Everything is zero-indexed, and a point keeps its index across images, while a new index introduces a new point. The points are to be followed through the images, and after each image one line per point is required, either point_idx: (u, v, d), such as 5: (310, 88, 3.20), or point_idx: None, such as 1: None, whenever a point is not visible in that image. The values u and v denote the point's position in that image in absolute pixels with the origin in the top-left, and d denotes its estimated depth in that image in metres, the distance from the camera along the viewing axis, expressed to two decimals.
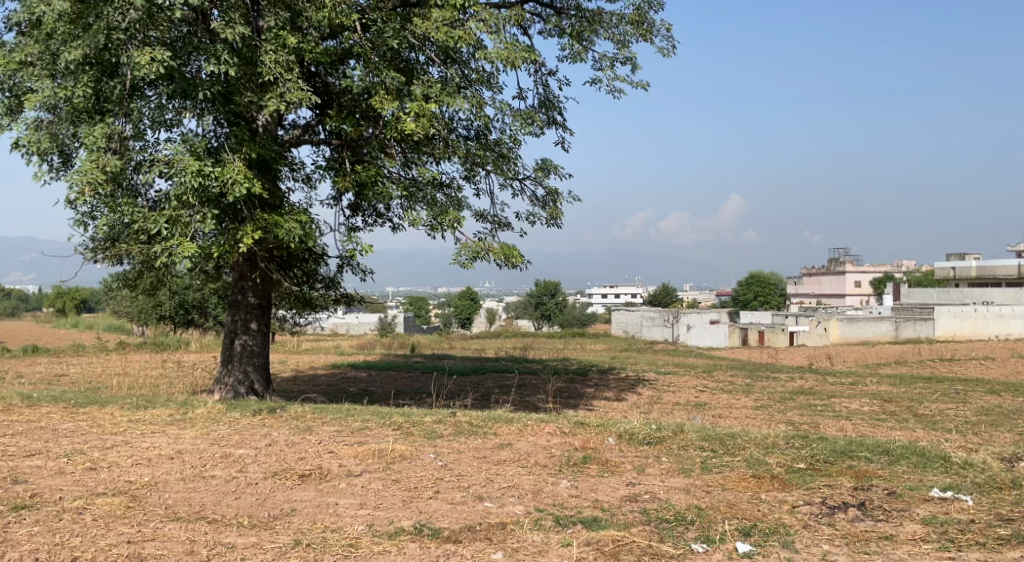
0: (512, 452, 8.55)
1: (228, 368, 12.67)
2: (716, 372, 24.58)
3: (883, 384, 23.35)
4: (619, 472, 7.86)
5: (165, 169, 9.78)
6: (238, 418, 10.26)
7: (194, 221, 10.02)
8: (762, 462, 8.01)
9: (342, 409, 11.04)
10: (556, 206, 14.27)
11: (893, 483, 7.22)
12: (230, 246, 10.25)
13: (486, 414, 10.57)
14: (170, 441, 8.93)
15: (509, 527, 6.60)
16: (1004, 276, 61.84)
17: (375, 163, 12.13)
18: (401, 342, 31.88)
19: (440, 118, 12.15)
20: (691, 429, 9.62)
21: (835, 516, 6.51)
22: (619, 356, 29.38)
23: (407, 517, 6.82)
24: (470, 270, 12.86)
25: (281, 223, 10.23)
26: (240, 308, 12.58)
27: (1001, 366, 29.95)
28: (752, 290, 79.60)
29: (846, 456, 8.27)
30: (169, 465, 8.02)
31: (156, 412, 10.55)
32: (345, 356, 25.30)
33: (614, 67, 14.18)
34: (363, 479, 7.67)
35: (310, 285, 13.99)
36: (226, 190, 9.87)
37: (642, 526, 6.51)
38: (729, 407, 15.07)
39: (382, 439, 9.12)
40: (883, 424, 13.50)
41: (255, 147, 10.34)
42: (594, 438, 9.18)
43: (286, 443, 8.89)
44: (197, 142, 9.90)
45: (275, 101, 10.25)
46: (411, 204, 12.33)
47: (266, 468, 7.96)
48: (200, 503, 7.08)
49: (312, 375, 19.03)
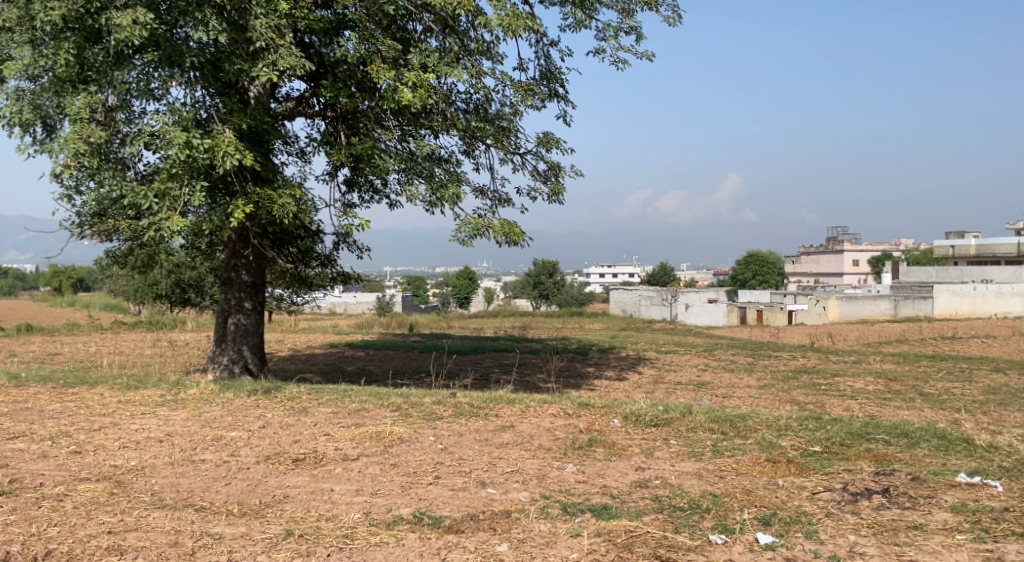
0: (515, 435, 8.21)
1: (221, 348, 12.30)
2: (717, 351, 24.28)
3: (886, 362, 23.11)
4: (627, 455, 7.54)
5: (151, 140, 9.36)
6: (231, 400, 9.92)
7: (183, 195, 9.61)
8: (776, 445, 7.69)
9: (339, 389, 10.70)
10: (558, 180, 13.89)
11: (916, 468, 6.90)
12: (221, 221, 9.87)
13: (486, 395, 10.23)
14: (159, 423, 8.58)
15: (514, 516, 6.28)
16: (1003, 254, 61.52)
17: (371, 136, 11.74)
18: (400, 322, 31.60)
19: (439, 89, 11.71)
20: (700, 410, 9.29)
21: (859, 504, 6.19)
22: (619, 335, 29.09)
23: (406, 504, 6.49)
24: (471, 248, 12.50)
25: (274, 197, 9.84)
26: (233, 286, 12.22)
27: (1004, 344, 29.69)
28: (751, 269, 79.20)
29: (863, 438, 7.95)
30: (157, 448, 7.68)
31: (147, 392, 10.20)
32: (343, 335, 24.96)
33: (618, 37, 13.81)
34: (360, 463, 7.35)
35: (304, 262, 13.64)
36: (216, 163, 9.44)
37: (655, 514, 6.19)
38: (732, 386, 14.78)
39: (380, 421, 8.78)
40: (890, 404, 13.22)
41: (246, 117, 9.93)
42: (599, 420, 8.85)
43: (280, 425, 8.55)
44: (185, 112, 9.47)
45: (266, 69, 9.82)
46: (409, 178, 11.96)
47: (259, 452, 7.62)
48: (188, 490, 6.75)
49: (308, 354, 18.68)
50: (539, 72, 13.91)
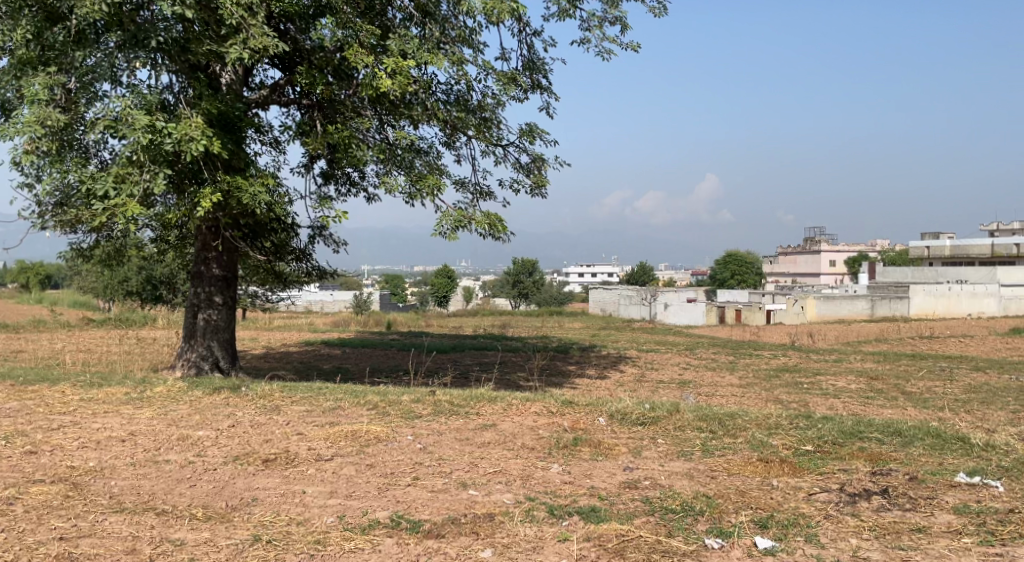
0: (497, 434, 7.91)
1: (191, 344, 11.90)
2: (698, 349, 24.07)
3: (867, 361, 23.00)
4: (614, 455, 7.25)
5: (113, 124, 8.97)
6: (200, 398, 9.53)
7: (143, 181, 9.19)
8: (767, 444, 7.44)
9: (313, 387, 10.34)
10: (541, 173, 13.60)
11: (913, 467, 6.66)
12: (188, 210, 9.49)
13: (466, 393, 9.92)
14: (123, 422, 8.18)
15: (497, 519, 5.97)
16: (977, 256, 61.89)
17: (348, 126, 11.40)
18: (377, 320, 31.21)
19: (419, 77, 11.39)
20: (686, 408, 9.02)
21: (858, 505, 5.93)
22: (599, 334, 28.86)
23: (383, 507, 6.17)
24: (453, 241, 12.17)
25: (244, 186, 9.47)
26: (203, 280, 11.81)
27: (981, 343, 29.72)
28: (729, 269, 79.36)
29: (855, 437, 7.71)
30: (119, 448, 7.30)
31: (112, 390, 9.80)
32: (318, 333, 24.56)
33: (602, 28, 13.60)
34: (335, 464, 7.01)
35: (278, 256, 13.28)
36: (181, 148, 9.05)
37: (646, 517, 5.90)
38: (715, 385, 14.57)
39: (356, 420, 8.45)
40: (874, 403, 13.04)
41: (216, 102, 9.56)
42: (584, 418, 8.56)
43: (251, 424, 8.18)
44: (149, 94, 9.10)
45: (237, 49, 9.43)
46: (388, 169, 11.64)
47: (228, 452, 7.26)
48: (149, 492, 6.39)
49: (283, 352, 18.27)
50: (522, 63, 13.64)
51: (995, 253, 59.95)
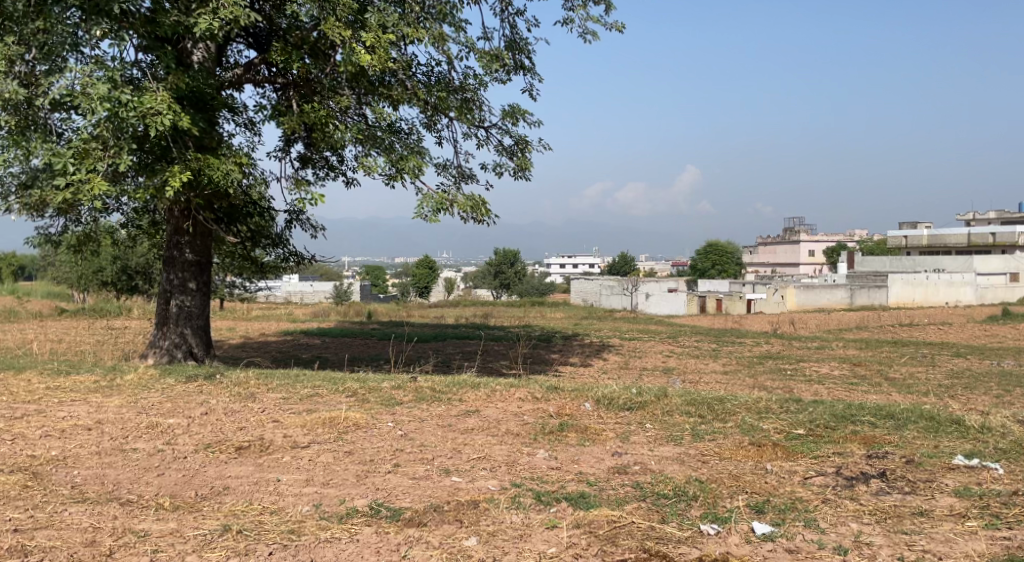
0: (480, 420, 7.65)
1: (163, 331, 11.57)
2: (680, 338, 23.94)
3: (849, 348, 22.97)
4: (602, 440, 7.01)
5: (75, 97, 8.64)
6: (173, 385, 9.22)
7: (107, 157, 8.87)
8: (758, 428, 7.23)
9: (290, 374, 10.05)
10: (525, 155, 13.36)
11: (909, 450, 6.47)
12: (156, 188, 9.17)
13: (448, 379, 9.67)
14: (90, 411, 7.86)
15: (482, 507, 5.72)
16: (953, 245, 62.26)
17: (325, 105, 11.14)
18: (358, 310, 30.87)
19: (398, 53, 11.16)
20: (675, 393, 8.81)
21: (856, 489, 5.73)
22: (581, 323, 28.74)
23: (362, 495, 5.90)
24: (434, 224, 11.90)
25: (214, 163, 9.19)
26: (176, 265, 11.46)
27: (959, 330, 29.82)
28: (709, 259, 79.50)
29: (848, 420, 7.52)
30: (84, 437, 6.98)
31: (80, 378, 9.47)
32: (298, 323, 24.21)
33: (586, 7, 13.47)
34: (312, 451, 6.72)
35: (255, 241, 12.98)
36: (147, 122, 8.74)
37: (637, 503, 5.68)
38: (698, 371, 14.39)
39: (334, 407, 8.17)
40: (858, 389, 12.89)
41: (184, 76, 9.28)
42: (570, 404, 8.33)
43: (225, 411, 7.88)
44: (113, 66, 8.79)
45: (206, 19, 9.16)
46: (368, 149, 11.34)
47: (199, 440, 6.97)
48: (114, 481, 6.09)
49: (261, 342, 17.93)
50: (505, 43, 13.45)
51: (971, 244, 60.25)
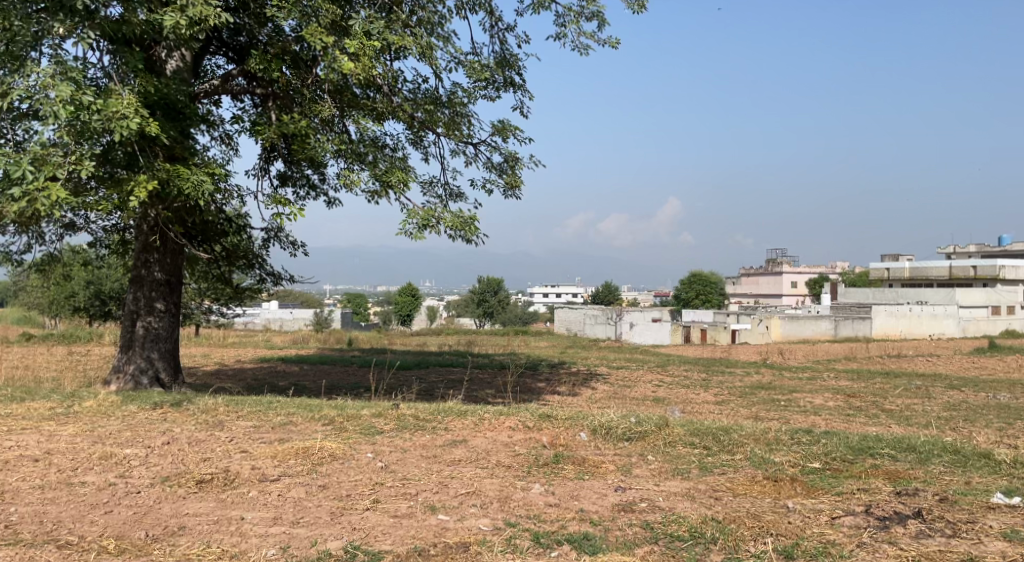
0: (468, 450, 7.04)
1: (128, 355, 10.88)
2: (668, 367, 23.39)
3: (841, 378, 22.47)
4: (602, 474, 6.42)
5: (33, 98, 8.06)
6: (135, 413, 8.55)
7: (66, 163, 8.27)
8: (770, 461, 6.66)
9: (264, 401, 9.39)
10: (514, 172, 12.89)
11: (939, 487, 5.93)
12: (121, 199, 8.56)
13: (433, 406, 9.04)
14: (40, 440, 7.20)
15: (473, 550, 5.14)
16: (936, 277, 62.18)
17: (305, 117, 10.60)
18: (339, 337, 30.23)
19: (383, 62, 10.67)
20: (676, 423, 8.23)
21: (893, 531, 5.21)
22: (567, 352, 28.10)
23: (336, 536, 5.30)
24: (420, 241, 11.39)
25: (185, 174, 8.61)
26: (143, 285, 10.82)
27: (949, 362, 29.38)
28: (693, 289, 79.31)
29: (866, 453, 6.96)
30: (28, 469, 6.34)
31: (35, 405, 8.80)
32: (276, 350, 23.48)
33: (578, 22, 13.13)
34: (281, 485, 6.09)
35: (229, 262, 12.39)
36: (111, 126, 8.17)
37: (648, 547, 5.13)
38: (689, 401, 13.79)
39: (309, 436, 7.53)
40: (856, 419, 12.35)
41: (152, 80, 8.74)
42: (563, 434, 7.73)
43: (188, 441, 7.24)
44: (76, 67, 8.24)
45: (175, 17, 8.65)
46: (350, 164, 10.84)
47: (157, 472, 6.32)
48: (54, 521, 5.48)
49: (236, 369, 17.23)
50: (494, 58, 13.06)
51: (953, 277, 60.21)
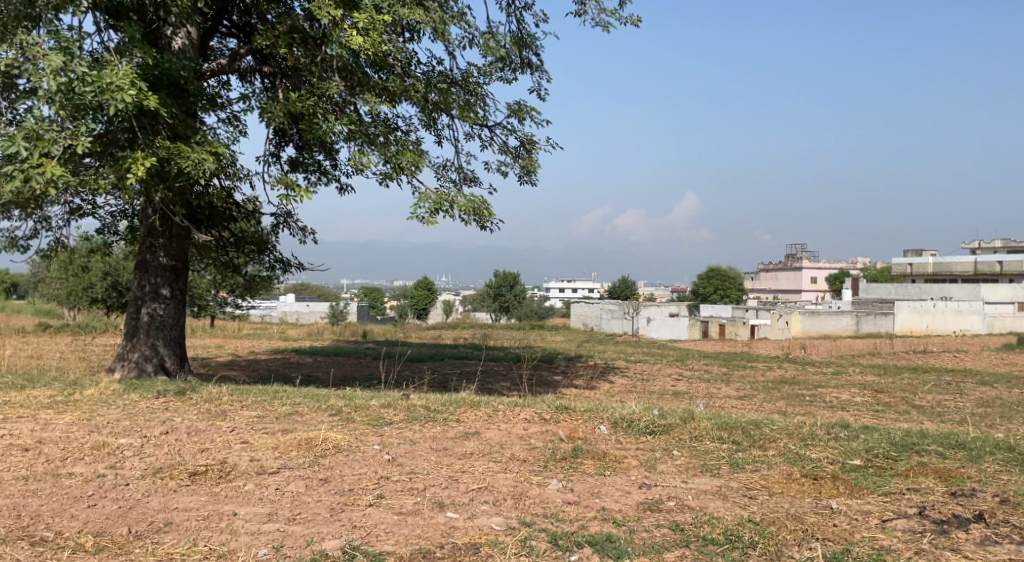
0: (481, 443, 6.61)
1: (133, 343, 10.54)
2: (689, 361, 22.87)
3: (867, 374, 21.84)
4: (624, 469, 5.98)
5: (25, 70, 7.76)
6: (135, 401, 8.18)
7: (60, 139, 7.92)
8: (806, 457, 6.19)
9: (270, 391, 8.97)
10: (531, 155, 12.47)
11: (998, 488, 5.46)
12: (118, 178, 8.21)
13: (446, 397, 8.62)
14: (34, 429, 6.84)
15: (485, 553, 4.72)
16: (960, 273, 61.12)
17: (314, 95, 10.22)
18: (354, 330, 29.88)
19: (395, 38, 10.27)
20: (703, 417, 7.74)
21: (954, 536, 4.78)
22: (584, 346, 27.59)
23: (334, 535, 4.90)
24: (433, 226, 10.98)
25: (184, 151, 8.26)
26: (148, 270, 10.49)
27: (977, 359, 28.57)
28: (711, 283, 78.48)
29: (911, 450, 6.47)
30: (15, 459, 5.98)
31: (33, 392, 8.47)
32: (289, 342, 23.16)
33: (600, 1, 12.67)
34: (280, 478, 5.69)
35: (238, 248, 12.05)
36: (106, 98, 7.85)
37: (679, 551, 4.71)
38: (712, 396, 13.27)
39: (313, 427, 7.12)
40: (887, 417, 11.79)
41: (150, 52, 8.42)
42: (582, 426, 7.28)
43: (188, 431, 6.86)
44: (71, 38, 7.94)
45: None
46: (360, 146, 10.45)
47: (149, 463, 5.93)
48: (33, 514, 5.12)
49: (248, 359, 16.90)
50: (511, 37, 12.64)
51: (977, 273, 59.11)
